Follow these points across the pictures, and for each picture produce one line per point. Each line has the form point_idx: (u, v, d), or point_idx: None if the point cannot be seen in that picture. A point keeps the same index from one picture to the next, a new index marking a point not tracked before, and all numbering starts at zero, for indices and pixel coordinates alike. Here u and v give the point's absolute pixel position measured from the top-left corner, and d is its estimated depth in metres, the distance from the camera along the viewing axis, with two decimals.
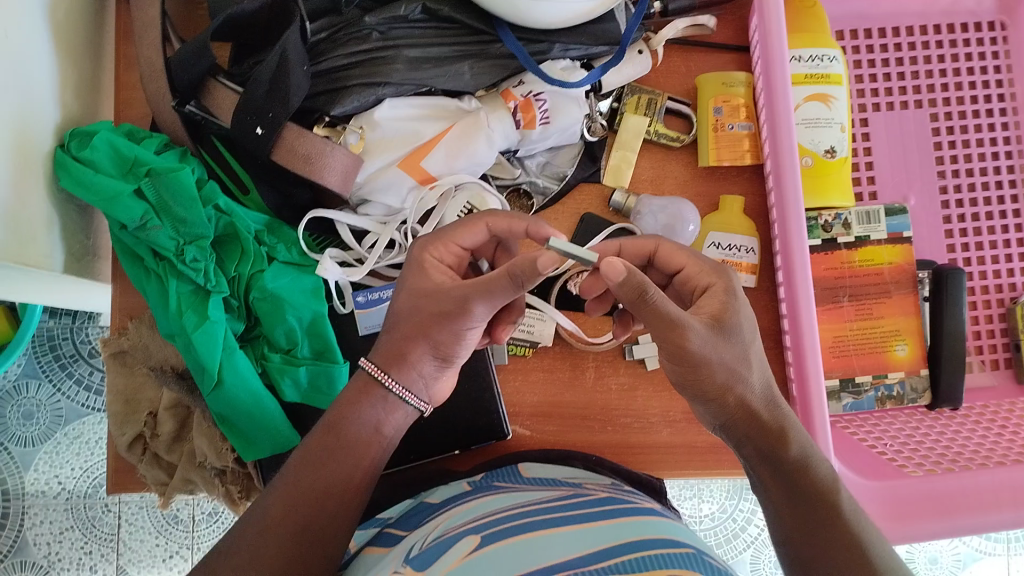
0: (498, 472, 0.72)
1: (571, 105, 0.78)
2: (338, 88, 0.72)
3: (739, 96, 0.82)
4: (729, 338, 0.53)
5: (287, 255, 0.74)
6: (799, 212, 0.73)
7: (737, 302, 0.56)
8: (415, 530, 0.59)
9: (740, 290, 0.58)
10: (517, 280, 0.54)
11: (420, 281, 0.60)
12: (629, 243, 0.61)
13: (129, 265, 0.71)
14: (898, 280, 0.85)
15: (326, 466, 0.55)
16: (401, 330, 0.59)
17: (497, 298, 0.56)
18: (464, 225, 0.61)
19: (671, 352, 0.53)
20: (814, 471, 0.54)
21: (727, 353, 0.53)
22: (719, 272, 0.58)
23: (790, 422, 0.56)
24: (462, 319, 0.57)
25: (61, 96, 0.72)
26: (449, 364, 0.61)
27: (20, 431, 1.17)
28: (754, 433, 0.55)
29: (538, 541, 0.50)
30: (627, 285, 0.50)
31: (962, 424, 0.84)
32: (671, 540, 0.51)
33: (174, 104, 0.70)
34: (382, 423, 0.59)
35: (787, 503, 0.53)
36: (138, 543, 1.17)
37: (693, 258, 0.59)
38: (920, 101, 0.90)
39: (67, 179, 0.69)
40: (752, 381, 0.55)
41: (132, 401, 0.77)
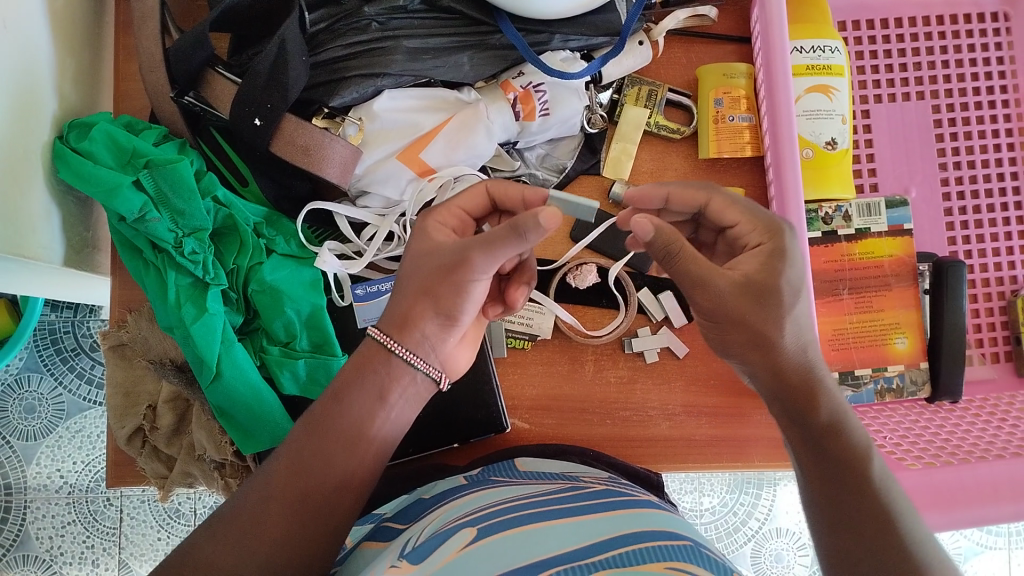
0: (495, 466, 0.72)
1: (571, 96, 0.78)
2: (336, 80, 0.72)
3: (739, 88, 0.81)
4: (765, 301, 0.53)
5: (286, 248, 0.74)
6: (798, 201, 0.74)
7: (787, 261, 0.54)
8: (413, 524, 0.59)
9: (795, 246, 0.55)
10: (518, 234, 0.51)
11: (422, 245, 0.59)
12: (679, 192, 0.58)
13: (127, 257, 0.71)
14: (897, 273, 0.86)
15: (332, 433, 0.56)
16: (407, 289, 0.59)
17: (497, 253, 0.53)
18: (465, 191, 0.61)
19: (701, 307, 0.55)
20: (847, 437, 0.53)
21: (760, 313, 0.53)
22: (772, 228, 0.55)
23: (823, 385, 0.55)
24: (464, 274, 0.56)
25: (59, 87, 0.71)
26: (456, 324, 0.59)
27: (22, 424, 1.17)
28: (784, 391, 0.55)
29: (535, 534, 0.50)
30: (656, 242, 0.53)
31: (962, 417, 0.83)
32: (670, 532, 0.51)
33: (172, 95, 0.69)
34: (387, 390, 0.58)
35: (816, 466, 0.53)
36: (140, 537, 1.18)
37: (746, 213, 0.56)
38: (923, 92, 0.89)
39: (65, 171, 0.69)
40: (788, 341, 0.54)
41: (132, 393, 0.77)
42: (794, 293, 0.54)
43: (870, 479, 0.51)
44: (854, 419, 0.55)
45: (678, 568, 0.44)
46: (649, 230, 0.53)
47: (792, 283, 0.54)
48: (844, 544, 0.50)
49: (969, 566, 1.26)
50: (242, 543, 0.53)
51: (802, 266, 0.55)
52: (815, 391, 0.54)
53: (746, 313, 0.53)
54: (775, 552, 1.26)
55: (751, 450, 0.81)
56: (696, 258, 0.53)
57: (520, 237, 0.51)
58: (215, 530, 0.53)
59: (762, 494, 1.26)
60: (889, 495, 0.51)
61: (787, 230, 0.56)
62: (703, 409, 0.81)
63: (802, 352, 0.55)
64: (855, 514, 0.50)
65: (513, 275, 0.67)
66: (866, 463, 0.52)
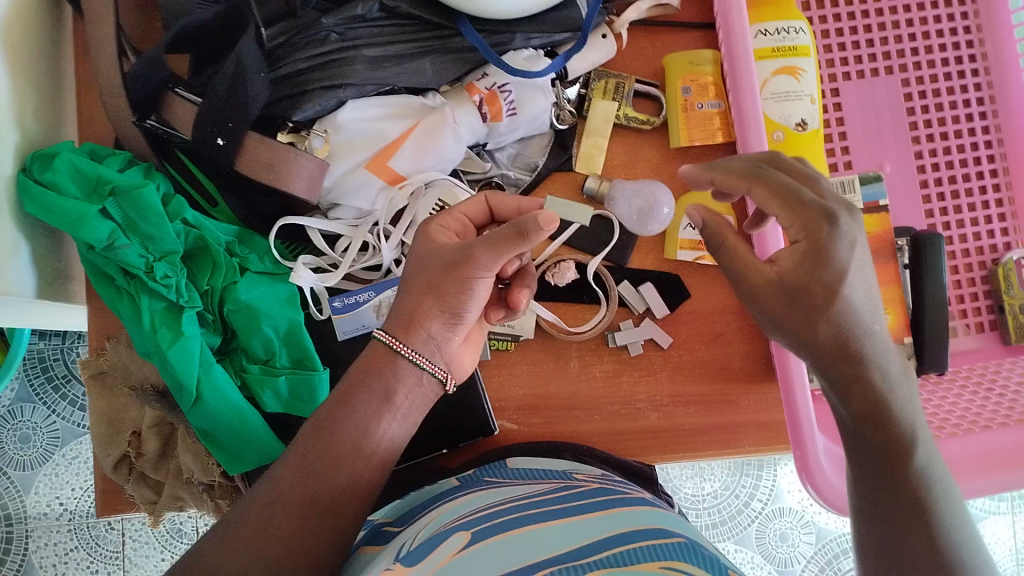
0: (490, 464, 0.72)
1: (538, 95, 0.77)
2: (300, 92, 0.71)
3: (707, 74, 0.81)
4: (795, 304, 0.54)
5: (260, 265, 0.74)
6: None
7: (824, 263, 0.53)
8: (408, 527, 0.58)
9: (841, 240, 0.53)
10: (523, 230, 0.55)
11: (426, 245, 0.62)
12: (724, 177, 0.58)
13: (99, 286, 0.70)
14: (876, 249, 0.85)
15: (339, 435, 0.55)
16: (411, 286, 0.60)
17: (503, 252, 0.57)
18: (468, 198, 0.64)
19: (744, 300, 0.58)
20: (899, 427, 0.52)
21: (793, 313, 0.54)
22: (813, 227, 0.53)
23: (873, 369, 0.53)
24: (469, 270, 0.58)
25: (19, 118, 0.71)
26: (461, 322, 0.60)
27: (17, 454, 1.16)
28: (833, 369, 0.54)
29: (532, 536, 0.49)
30: (708, 230, 0.59)
31: (949, 389, 0.84)
32: (663, 530, 0.51)
33: (134, 119, 0.69)
34: (393, 392, 0.58)
35: (853, 447, 0.54)
36: (144, 558, 1.17)
37: (789, 209, 0.54)
38: (891, 67, 0.88)
39: (30, 204, 0.68)
40: (826, 331, 0.53)
41: (115, 421, 0.77)
42: (836, 286, 0.53)
43: (911, 475, 0.51)
44: (911, 407, 0.54)
45: (673, 566, 0.44)
46: (699, 222, 0.60)
47: (830, 282, 0.53)
48: (884, 532, 0.51)
49: None
50: (252, 548, 0.51)
51: (852, 257, 0.53)
52: (867, 378, 0.53)
53: (779, 311, 0.55)
54: (779, 531, 1.26)
55: (741, 436, 0.81)
56: (743, 254, 0.58)
57: (525, 236, 0.55)
58: (224, 535, 0.51)
59: (763, 475, 1.27)
60: (931, 489, 0.51)
61: (834, 223, 0.53)
62: (690, 398, 0.81)
63: (847, 339, 0.53)
64: (891, 502, 0.51)
65: (513, 281, 0.67)
66: (910, 455, 0.52)
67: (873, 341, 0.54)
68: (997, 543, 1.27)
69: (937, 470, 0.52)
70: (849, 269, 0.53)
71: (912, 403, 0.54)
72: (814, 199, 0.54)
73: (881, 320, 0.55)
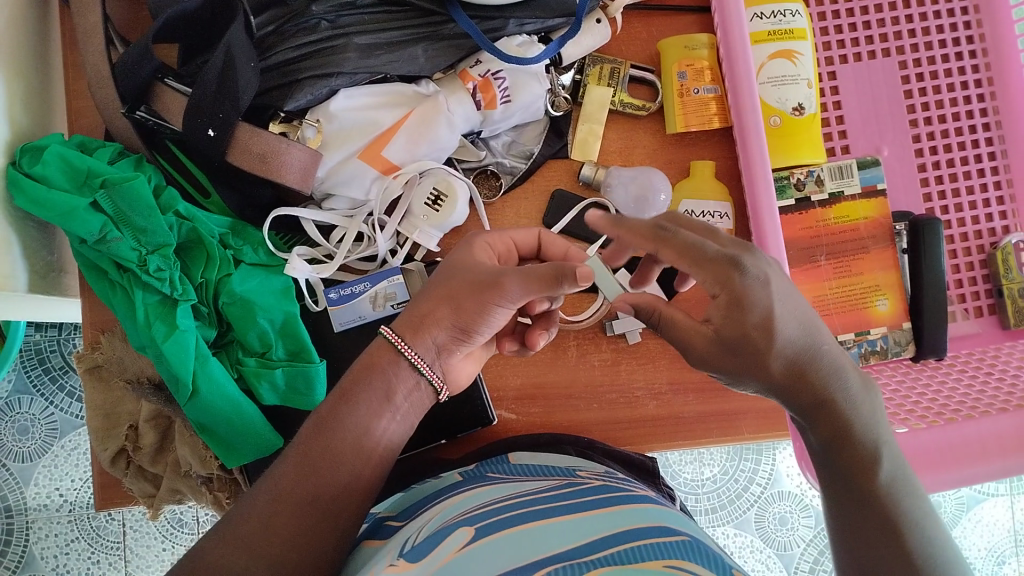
0: (489, 460, 0.72)
1: (531, 81, 0.76)
2: (290, 82, 0.71)
3: (702, 59, 0.80)
4: (738, 355, 0.52)
5: (254, 257, 0.73)
6: (769, 203, 0.75)
7: (746, 308, 0.50)
8: (410, 522, 0.58)
9: (753, 287, 0.49)
10: (559, 278, 0.53)
11: (466, 258, 0.61)
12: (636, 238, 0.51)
13: (93, 280, 0.70)
14: (875, 235, 0.85)
15: (340, 432, 0.55)
16: (433, 293, 0.60)
17: (533, 291, 0.55)
18: (523, 226, 0.64)
19: (692, 359, 0.56)
20: (867, 452, 0.52)
21: (735, 361, 0.52)
22: (723, 278, 0.49)
23: (835, 388, 0.52)
24: (495, 295, 0.57)
25: (9, 111, 0.70)
26: (469, 341, 0.60)
27: (16, 446, 1.16)
28: (795, 398, 0.53)
29: (534, 533, 0.49)
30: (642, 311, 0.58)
31: (948, 375, 0.83)
32: (666, 527, 0.50)
33: (124, 111, 0.68)
34: (393, 391, 0.58)
35: (823, 470, 0.54)
36: (145, 549, 1.17)
37: (695, 266, 0.50)
38: (888, 49, 0.88)
39: (21, 198, 0.67)
40: (778, 362, 0.51)
41: (113, 415, 0.76)
42: (768, 327, 0.50)
43: (879, 489, 0.50)
44: (874, 419, 0.53)
45: (678, 565, 0.43)
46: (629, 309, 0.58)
47: (759, 325, 0.50)
48: (861, 556, 0.49)
49: (972, 514, 1.27)
50: (254, 546, 0.50)
51: (772, 293, 0.50)
52: (830, 401, 0.52)
53: (727, 365, 0.53)
54: (779, 515, 1.26)
55: (740, 423, 0.81)
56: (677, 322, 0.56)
57: (558, 284, 0.53)
58: (223, 533, 0.51)
59: (762, 459, 1.27)
60: (902, 503, 0.50)
61: (743, 270, 0.50)
62: (689, 385, 0.81)
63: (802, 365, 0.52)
64: (863, 522, 0.50)
65: (535, 322, 0.69)
66: (874, 471, 0.51)
67: (827, 361, 0.53)
68: (995, 524, 1.27)
69: (905, 479, 0.51)
70: (774, 305, 0.50)
71: (874, 417, 0.53)
72: (719, 249, 0.50)
73: (830, 339, 0.54)
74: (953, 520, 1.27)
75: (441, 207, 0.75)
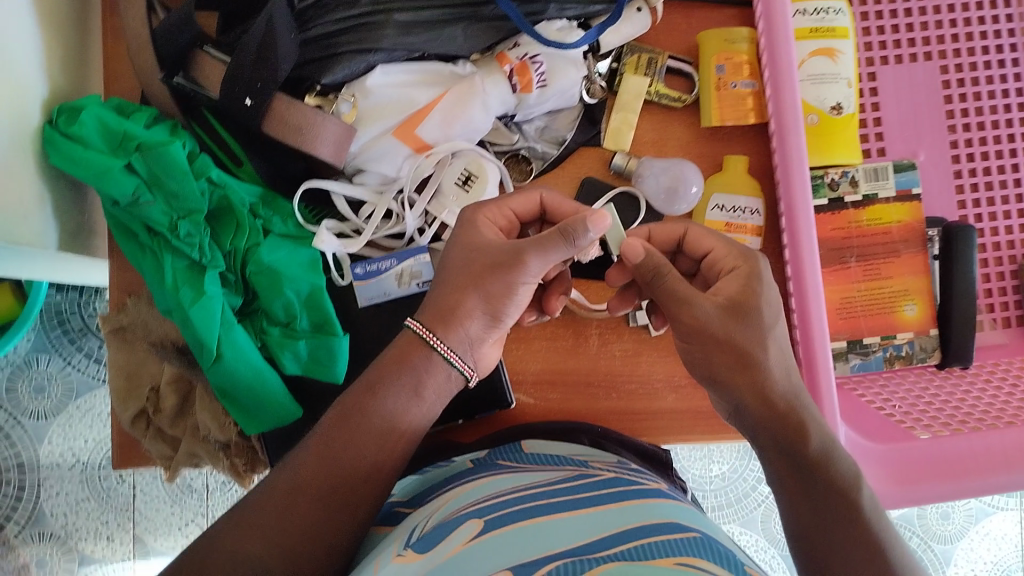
0: (500, 448, 0.71)
1: (569, 67, 0.76)
2: (329, 56, 0.70)
3: (742, 53, 0.79)
4: (745, 320, 0.58)
5: (284, 228, 0.74)
6: (803, 173, 0.72)
7: (759, 281, 0.60)
8: (419, 509, 0.58)
9: (766, 273, 0.62)
10: (570, 238, 0.56)
11: (469, 235, 0.62)
12: (658, 229, 0.67)
13: (122, 242, 0.71)
14: (906, 239, 0.84)
15: (366, 423, 0.56)
16: (453, 284, 0.60)
17: (552, 259, 0.57)
18: (520, 193, 0.64)
19: (683, 329, 0.59)
20: (834, 465, 0.54)
21: (744, 331, 0.57)
22: (747, 255, 0.62)
23: (808, 414, 0.56)
24: (515, 273, 0.58)
25: (46, 68, 0.70)
26: (498, 325, 0.62)
27: (33, 404, 1.17)
28: (777, 424, 0.56)
29: (545, 527, 0.49)
30: (644, 263, 0.59)
31: (973, 383, 0.82)
32: (678, 524, 0.50)
33: (162, 77, 0.68)
34: (422, 385, 0.59)
35: (802, 490, 0.54)
36: (153, 512, 1.19)
37: (722, 243, 0.63)
38: (930, 52, 0.86)
39: (57, 157, 0.68)
40: (771, 363, 0.58)
41: (135, 375, 0.77)
42: (775, 305, 0.60)
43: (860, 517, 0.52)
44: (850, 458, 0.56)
45: (689, 563, 0.42)
46: (639, 251, 0.59)
47: (771, 299, 0.60)
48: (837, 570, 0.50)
49: (980, 528, 1.26)
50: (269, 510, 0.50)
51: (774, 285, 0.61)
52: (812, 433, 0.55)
53: (733, 332, 0.57)
54: None
55: None
56: (677, 286, 0.58)
57: (572, 243, 0.56)
58: None
59: None
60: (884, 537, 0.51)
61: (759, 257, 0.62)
62: None
63: (791, 378, 0.58)
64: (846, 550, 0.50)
65: (550, 285, 0.75)
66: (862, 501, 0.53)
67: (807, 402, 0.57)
68: (1003, 538, 1.26)
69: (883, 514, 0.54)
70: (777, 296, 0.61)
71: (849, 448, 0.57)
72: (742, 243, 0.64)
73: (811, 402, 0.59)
74: (959, 531, 1.26)
75: (471, 188, 0.75)
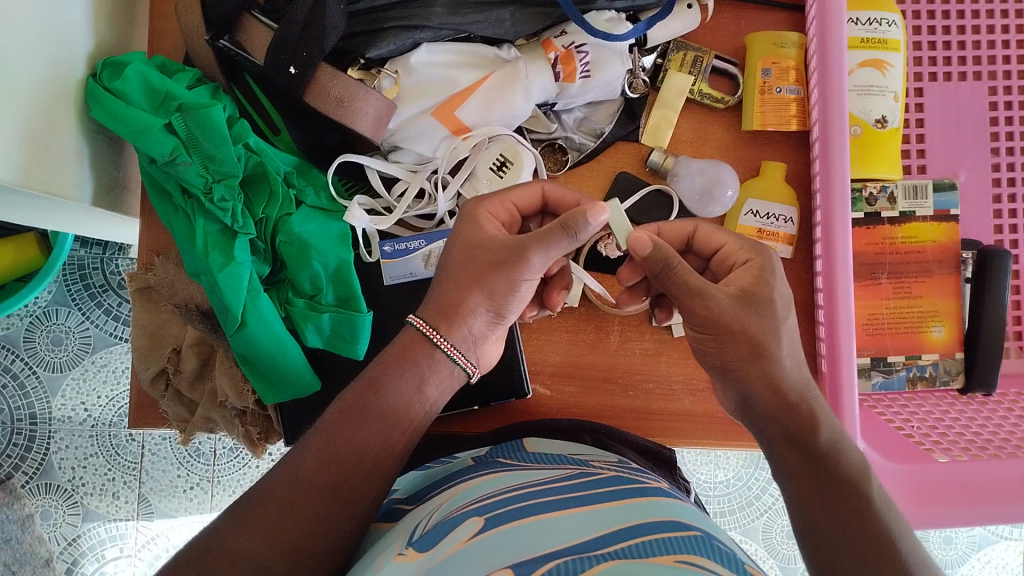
0: (501, 446, 0.70)
1: (615, 59, 0.75)
2: (375, 30, 0.70)
3: (789, 58, 0.78)
4: (758, 311, 0.56)
5: (315, 200, 0.73)
6: (844, 180, 0.71)
7: (772, 274, 0.58)
8: (421, 505, 0.58)
9: (779, 266, 0.60)
10: (571, 229, 0.56)
11: (473, 231, 0.61)
12: (667, 225, 0.64)
13: (157, 202, 0.71)
14: (940, 259, 0.83)
15: (370, 415, 0.56)
16: (455, 281, 0.60)
17: (555, 253, 0.58)
18: (521, 185, 0.64)
19: (698, 322, 0.57)
20: (842, 453, 0.54)
21: (756, 321, 0.56)
22: (756, 249, 0.60)
23: (820, 410, 0.56)
24: (519, 270, 0.58)
25: (92, 23, 0.70)
26: (501, 322, 0.62)
27: (50, 355, 1.19)
28: (795, 424, 0.55)
29: (544, 526, 0.48)
30: (652, 256, 0.57)
31: (994, 411, 0.82)
32: (679, 522, 0.49)
33: (208, 38, 0.69)
34: (425, 382, 0.59)
35: (816, 490, 0.52)
36: (160, 473, 1.20)
37: (733, 238, 0.62)
38: (979, 72, 0.85)
39: (98, 111, 0.68)
40: (783, 355, 0.57)
41: (156, 335, 0.77)
42: (787, 300, 0.58)
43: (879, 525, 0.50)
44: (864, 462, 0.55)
45: (689, 560, 0.42)
46: (648, 242, 0.57)
47: (782, 294, 0.58)
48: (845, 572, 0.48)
49: (982, 555, 1.25)
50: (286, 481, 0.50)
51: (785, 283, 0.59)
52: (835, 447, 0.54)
53: (747, 322, 0.56)
54: (786, 528, 1.25)
55: None
56: (690, 277, 0.56)
57: (574, 233, 0.56)
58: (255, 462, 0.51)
59: None
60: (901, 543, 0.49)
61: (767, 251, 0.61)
62: None
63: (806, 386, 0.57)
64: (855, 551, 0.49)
65: (552, 280, 0.73)
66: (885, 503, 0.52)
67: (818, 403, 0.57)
68: (1005, 568, 1.25)
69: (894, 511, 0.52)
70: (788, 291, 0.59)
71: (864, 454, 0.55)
72: (751, 240, 0.62)
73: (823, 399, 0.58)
74: (962, 556, 1.25)
75: (506, 174, 0.75)
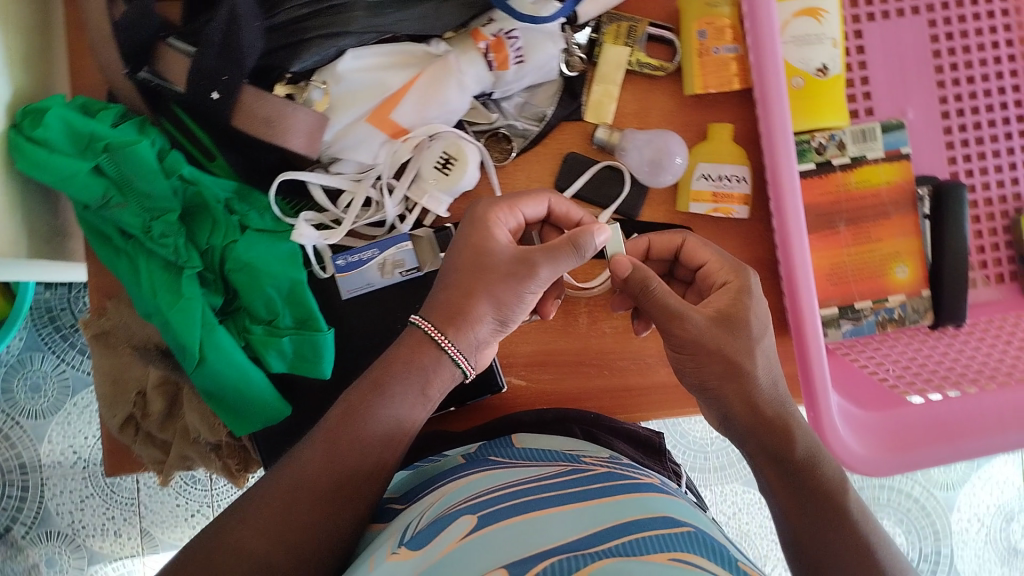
0: (494, 441, 0.70)
1: (546, 41, 0.73)
2: (297, 42, 0.68)
3: (724, 17, 0.76)
4: (734, 330, 0.59)
5: (260, 222, 0.71)
6: (787, 138, 0.70)
7: (751, 295, 0.61)
8: (412, 505, 0.58)
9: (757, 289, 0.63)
10: (580, 248, 0.59)
11: (483, 233, 0.61)
12: (658, 238, 0.67)
13: (97, 247, 0.69)
14: (896, 200, 0.82)
15: (368, 425, 0.56)
16: (462, 287, 0.60)
17: (562, 269, 0.60)
18: (530, 194, 0.65)
19: (675, 340, 0.59)
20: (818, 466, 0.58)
21: (732, 340, 0.59)
22: (738, 270, 0.63)
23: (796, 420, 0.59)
24: (527, 281, 0.60)
25: (7, 71, 0.68)
26: (502, 331, 0.63)
27: (28, 403, 1.16)
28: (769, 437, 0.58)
29: (536, 523, 0.48)
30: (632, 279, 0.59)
31: (967, 342, 0.82)
32: (671, 518, 0.49)
33: (127, 72, 0.67)
34: (428, 385, 0.59)
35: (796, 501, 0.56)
36: (158, 505, 1.19)
37: (716, 258, 0.64)
38: (917, 6, 0.84)
39: (23, 163, 0.66)
40: (760, 373, 0.59)
41: (120, 380, 0.75)
42: (763, 318, 0.61)
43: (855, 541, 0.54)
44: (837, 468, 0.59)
45: (681, 558, 0.42)
46: (630, 266, 0.59)
47: (759, 310, 0.61)
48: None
49: (981, 474, 1.27)
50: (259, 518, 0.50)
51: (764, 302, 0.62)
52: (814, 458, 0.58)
53: (723, 343, 0.58)
54: None
55: None
56: (671, 301, 0.58)
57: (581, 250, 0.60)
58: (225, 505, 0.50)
59: None
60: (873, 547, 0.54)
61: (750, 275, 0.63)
62: None
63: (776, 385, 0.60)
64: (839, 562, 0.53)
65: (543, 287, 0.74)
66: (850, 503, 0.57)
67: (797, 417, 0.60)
68: (1005, 482, 1.27)
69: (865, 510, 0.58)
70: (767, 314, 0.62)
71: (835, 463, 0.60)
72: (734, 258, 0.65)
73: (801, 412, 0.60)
74: (961, 478, 1.27)
75: (451, 170, 0.73)
